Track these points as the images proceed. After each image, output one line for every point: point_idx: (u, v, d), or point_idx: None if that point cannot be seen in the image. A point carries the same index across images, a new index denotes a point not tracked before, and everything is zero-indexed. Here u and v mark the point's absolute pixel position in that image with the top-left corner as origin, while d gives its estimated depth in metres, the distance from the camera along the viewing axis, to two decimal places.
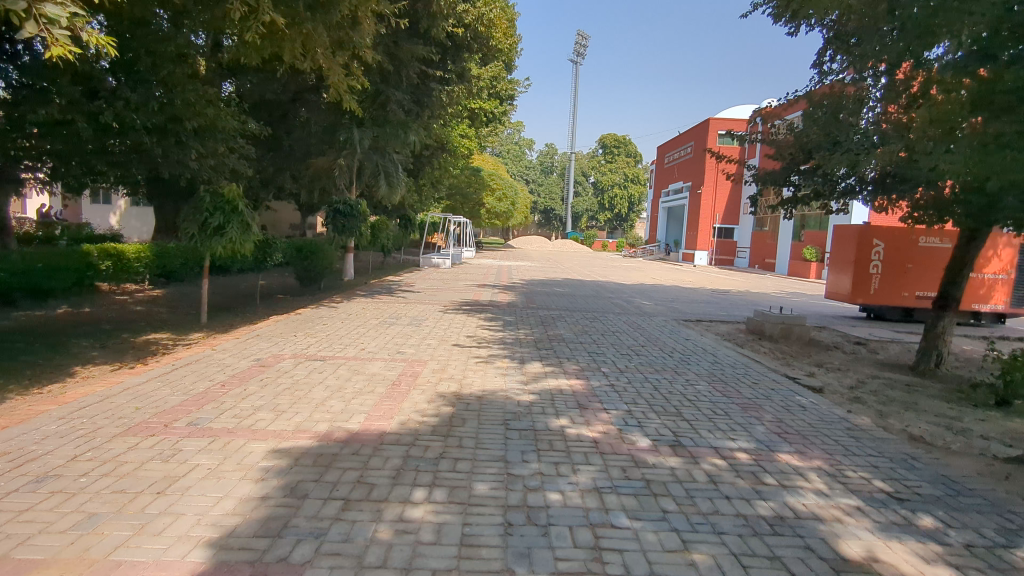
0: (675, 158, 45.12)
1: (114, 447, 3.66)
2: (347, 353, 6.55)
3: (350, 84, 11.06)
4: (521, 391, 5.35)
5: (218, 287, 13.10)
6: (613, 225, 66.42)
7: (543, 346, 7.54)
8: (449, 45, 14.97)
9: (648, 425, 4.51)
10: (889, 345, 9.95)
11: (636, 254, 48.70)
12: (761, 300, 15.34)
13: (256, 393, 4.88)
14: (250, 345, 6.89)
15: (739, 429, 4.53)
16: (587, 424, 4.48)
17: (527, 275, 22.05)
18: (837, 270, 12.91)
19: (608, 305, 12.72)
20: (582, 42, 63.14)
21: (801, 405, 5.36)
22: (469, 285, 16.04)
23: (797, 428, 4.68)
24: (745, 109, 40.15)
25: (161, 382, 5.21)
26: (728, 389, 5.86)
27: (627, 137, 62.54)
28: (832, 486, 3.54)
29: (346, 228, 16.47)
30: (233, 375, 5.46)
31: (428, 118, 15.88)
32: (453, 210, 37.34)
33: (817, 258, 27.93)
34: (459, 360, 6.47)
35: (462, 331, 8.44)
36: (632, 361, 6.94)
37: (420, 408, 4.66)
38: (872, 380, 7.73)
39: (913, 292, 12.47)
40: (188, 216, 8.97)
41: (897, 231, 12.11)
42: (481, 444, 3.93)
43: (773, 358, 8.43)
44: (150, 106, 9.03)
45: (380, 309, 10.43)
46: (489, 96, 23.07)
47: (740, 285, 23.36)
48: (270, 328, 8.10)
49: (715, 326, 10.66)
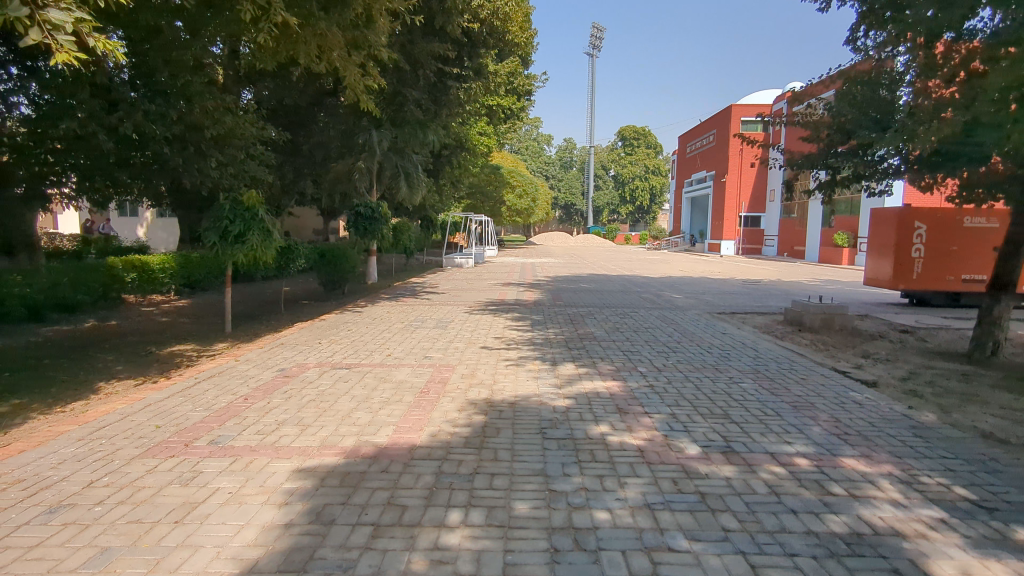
0: (697, 147, 44.41)
1: (132, 470, 3.48)
2: (373, 360, 6.35)
3: (366, 84, 10.88)
4: (555, 395, 5.08)
5: (243, 295, 13.05)
6: (635, 218, 65.74)
7: (575, 346, 7.26)
8: (465, 42, 14.70)
9: (695, 430, 4.20)
10: (939, 333, 9.44)
11: (660, 246, 48.02)
12: (796, 289, 14.82)
13: (280, 407, 4.69)
14: (275, 355, 6.72)
15: (794, 432, 4.19)
16: (630, 430, 4.19)
17: (552, 271, 21.74)
18: (877, 257, 12.39)
19: (637, 300, 12.37)
20: (598, 34, 62.59)
21: (857, 402, 5.00)
22: (494, 285, 15.78)
23: (857, 428, 4.33)
24: (767, 94, 39.30)
25: (183, 398, 5.05)
26: (776, 386, 5.51)
27: (647, 128, 61.78)
28: (909, 495, 3.19)
29: (368, 231, 16.36)
30: (257, 387, 5.29)
31: (447, 117, 15.67)
32: (474, 209, 37.23)
33: (849, 243, 27.14)
34: (488, 364, 6.22)
35: (489, 333, 8.18)
36: (669, 359, 6.62)
37: (451, 418, 4.41)
38: (925, 371, 7.29)
39: (959, 276, 11.89)
40: (208, 224, 8.85)
41: (941, 212, 11.55)
42: (518, 456, 3.67)
43: (816, 351, 8.02)
44: (169, 116, 8.97)
45: (405, 312, 10.24)
46: (506, 92, 22.83)
47: (771, 273, 22.74)
48: (295, 335, 7.95)
49: (750, 318, 10.25)
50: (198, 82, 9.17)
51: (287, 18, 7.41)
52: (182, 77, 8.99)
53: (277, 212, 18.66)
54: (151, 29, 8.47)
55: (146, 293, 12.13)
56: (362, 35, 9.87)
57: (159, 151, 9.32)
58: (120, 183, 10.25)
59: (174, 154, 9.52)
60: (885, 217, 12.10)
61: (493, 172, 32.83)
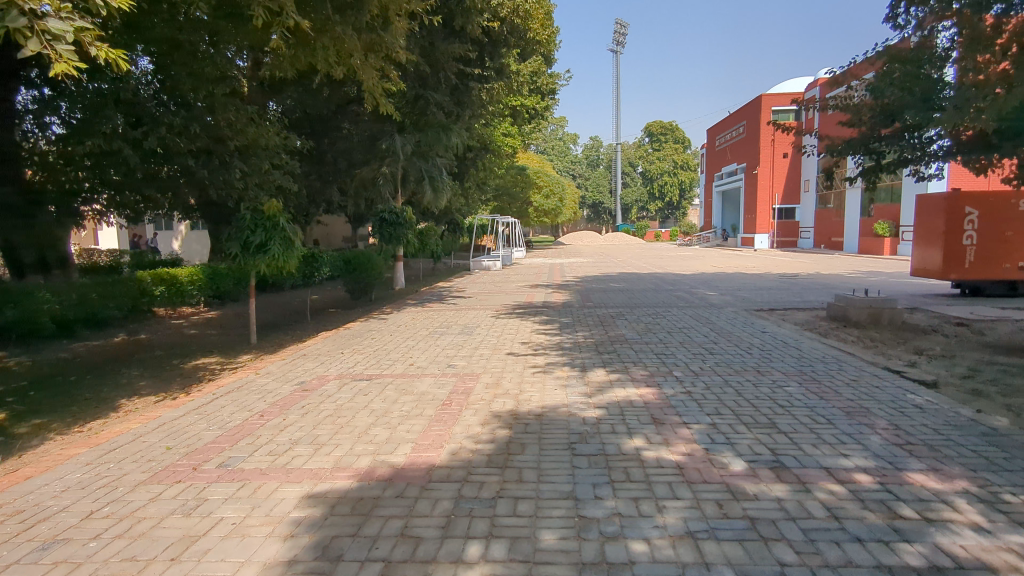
0: (727, 139, 43.39)
1: (135, 499, 3.28)
2: (395, 370, 6.12)
3: (384, 87, 10.67)
4: (585, 404, 4.75)
5: (271, 305, 13.01)
6: (664, 215, 64.71)
7: (605, 350, 6.92)
8: (485, 42, 14.51)
9: (739, 443, 3.84)
10: (997, 326, 8.82)
11: (691, 242, 47.13)
12: (838, 282, 14.17)
13: (296, 423, 4.47)
14: (296, 367, 6.53)
15: (850, 443, 3.80)
16: (667, 445, 3.84)
17: (581, 271, 21.35)
18: (925, 244, 11.73)
19: (670, 299, 11.93)
20: (621, 31, 61.88)
21: (918, 406, 4.57)
22: (522, 287, 15.50)
23: (922, 437, 3.91)
24: (798, 82, 38.21)
25: (198, 415, 4.87)
26: (825, 390, 5.08)
27: (674, 123, 60.84)
28: (993, 517, 2.80)
29: (394, 237, 16.23)
30: (275, 402, 5.08)
31: (470, 119, 15.44)
32: (501, 211, 37.00)
33: (890, 232, 26.12)
34: (514, 371, 5.93)
35: (516, 338, 7.88)
36: (706, 361, 6.22)
37: (474, 433, 4.13)
38: (986, 368, 6.76)
39: (1015, 264, 11.23)
40: (231, 235, 8.75)
41: (992, 196, 10.98)
42: (544, 477, 3.37)
43: (865, 349, 7.52)
44: (192, 129, 8.92)
45: (430, 318, 10.03)
46: (530, 92, 22.57)
47: (809, 267, 21.98)
48: (319, 345, 7.79)
49: (791, 314, 9.75)
50: (220, 93, 9.10)
51: (299, 22, 7.19)
52: (203, 89, 8.92)
53: (304, 221, 18.68)
54: (170, 43, 8.40)
55: (176, 305, 12.14)
56: (379, 36, 9.68)
57: (183, 164, 9.27)
58: (148, 197, 10.27)
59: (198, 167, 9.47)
60: (932, 203, 11.49)
61: (519, 173, 32.56)
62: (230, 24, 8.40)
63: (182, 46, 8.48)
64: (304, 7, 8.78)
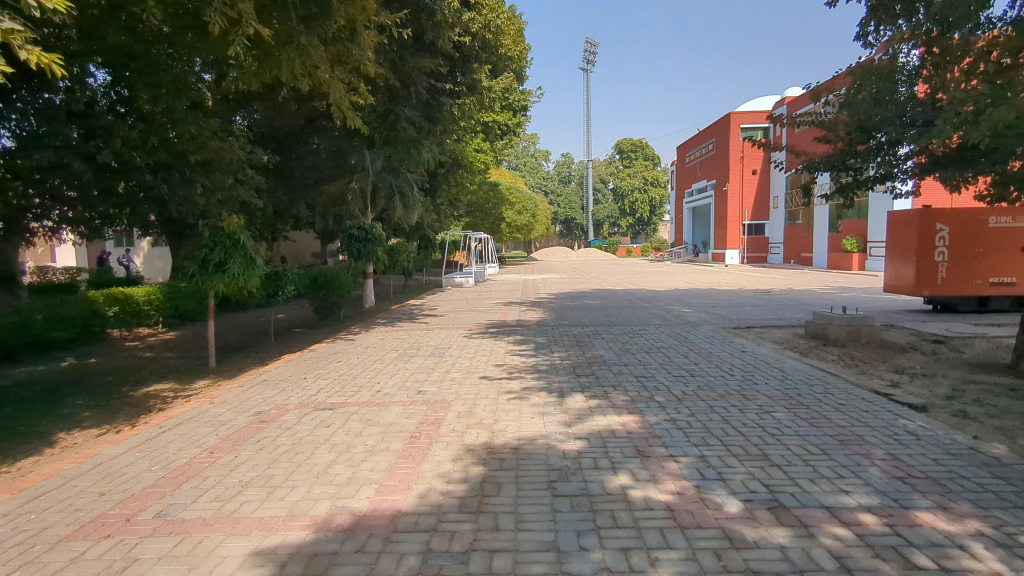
0: (696, 157, 43.99)
1: (53, 559, 2.85)
2: (360, 398, 5.73)
3: (352, 100, 10.34)
4: (564, 435, 4.44)
5: (233, 326, 12.45)
6: (636, 231, 65.21)
7: (583, 372, 6.62)
8: (457, 57, 14.38)
9: (732, 479, 3.56)
10: (973, 343, 8.82)
11: (662, 258, 47.48)
12: (811, 299, 14.17)
13: (249, 461, 4.05)
14: (254, 394, 6.10)
15: (849, 477, 3.57)
16: (655, 482, 3.54)
17: (555, 288, 21.19)
18: (898, 260, 11.80)
19: (646, 316, 11.74)
20: (591, 49, 62.58)
21: (912, 434, 4.39)
22: (496, 304, 15.21)
23: (922, 469, 3.70)
24: (764, 101, 39.03)
25: (141, 451, 4.42)
26: (814, 416, 4.86)
27: (644, 141, 61.65)
28: (1015, 565, 2.57)
29: (363, 254, 15.78)
30: (228, 435, 4.65)
31: (442, 134, 15.19)
32: (473, 227, 36.70)
33: (858, 248, 26.56)
34: (488, 398, 5.59)
35: (490, 360, 7.56)
36: (688, 384, 5.97)
37: (445, 471, 3.78)
38: (968, 388, 6.68)
39: (988, 279, 11.35)
40: (189, 254, 8.28)
41: (963, 214, 11.09)
42: (523, 524, 3.04)
43: (847, 368, 7.38)
44: (150, 142, 8.45)
45: (401, 339, 9.65)
46: (502, 108, 22.46)
47: (780, 283, 22.16)
48: (280, 370, 7.34)
49: (768, 332, 9.62)
50: (181, 106, 8.68)
51: (261, 32, 6.82)
52: (163, 102, 8.50)
53: (269, 237, 18.10)
54: (127, 53, 7.97)
55: (132, 326, 11.50)
56: (346, 48, 9.37)
57: (140, 179, 8.80)
58: (103, 213, 9.73)
59: (157, 182, 8.99)
60: (903, 221, 11.60)
61: (491, 189, 32.39)
62: (191, 34, 8.01)
63: (140, 57, 8.06)
64: (267, 17, 8.44)
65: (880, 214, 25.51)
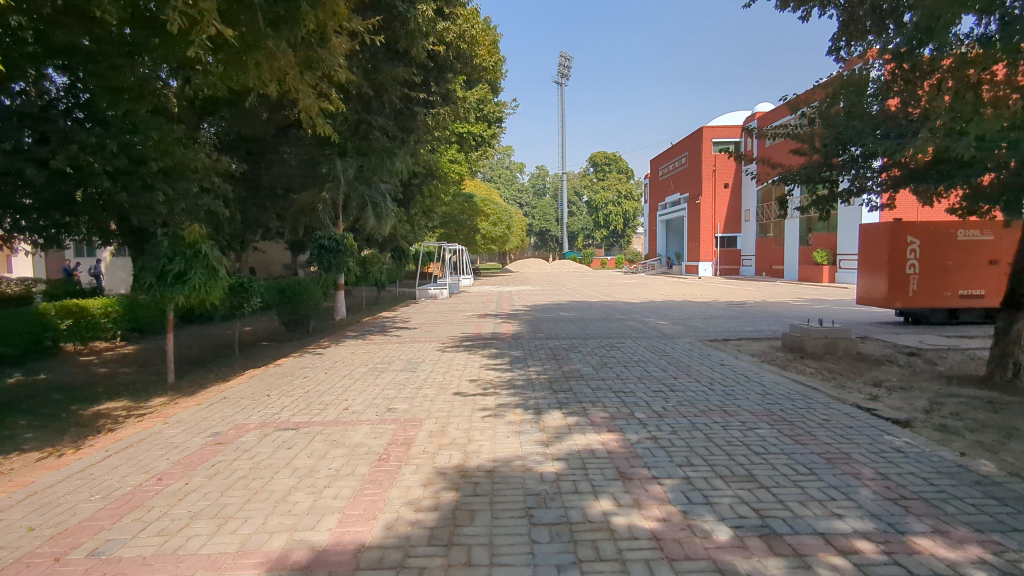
0: (670, 170, 44.45)
1: None
2: (327, 416, 5.43)
3: (322, 106, 10.06)
4: (541, 456, 4.20)
5: (195, 339, 11.95)
6: (610, 243, 65.55)
7: (560, 387, 6.40)
8: (431, 66, 14.22)
9: (720, 504, 3.36)
10: (948, 355, 8.84)
11: (637, 270, 47.78)
12: (785, 311, 14.21)
13: (200, 488, 3.73)
14: (213, 412, 5.73)
15: (841, 500, 3.40)
16: (639, 508, 3.33)
17: (530, 299, 21.03)
18: (870, 272, 11.92)
19: (622, 329, 11.60)
20: (564, 63, 63.10)
21: (900, 451, 4.26)
22: (470, 316, 14.95)
23: (914, 490, 3.56)
24: (735, 116, 39.69)
25: (81, 478, 4.05)
26: (799, 433, 4.71)
27: (618, 154, 62.25)
28: None
29: (333, 265, 15.38)
30: (180, 459, 4.30)
31: (415, 144, 14.95)
32: (448, 238, 36.38)
33: (828, 260, 26.96)
34: (461, 416, 5.32)
35: (463, 374, 7.30)
36: (669, 400, 5.79)
37: (415, 498, 3.51)
38: (946, 401, 6.63)
39: (957, 291, 11.48)
40: (146, 265, 7.87)
41: (934, 227, 11.20)
42: (499, 559, 2.78)
43: (825, 382, 7.30)
44: (109, 148, 8.06)
45: (371, 352, 9.33)
46: (476, 119, 22.33)
47: (754, 294, 22.31)
48: (242, 386, 6.98)
49: (745, 344, 9.54)
50: (145, 111, 8.33)
51: (222, 33, 6.52)
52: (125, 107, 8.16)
53: (238, 247, 17.61)
54: (84, 55, 7.62)
55: (87, 340, 10.94)
56: (316, 53, 9.10)
57: (100, 186, 8.41)
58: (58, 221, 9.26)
59: (117, 189, 8.60)
60: (876, 233, 11.69)
61: (466, 201, 32.21)
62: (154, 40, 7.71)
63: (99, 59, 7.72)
64: (234, 20, 8.13)
65: (849, 228, 25.95)
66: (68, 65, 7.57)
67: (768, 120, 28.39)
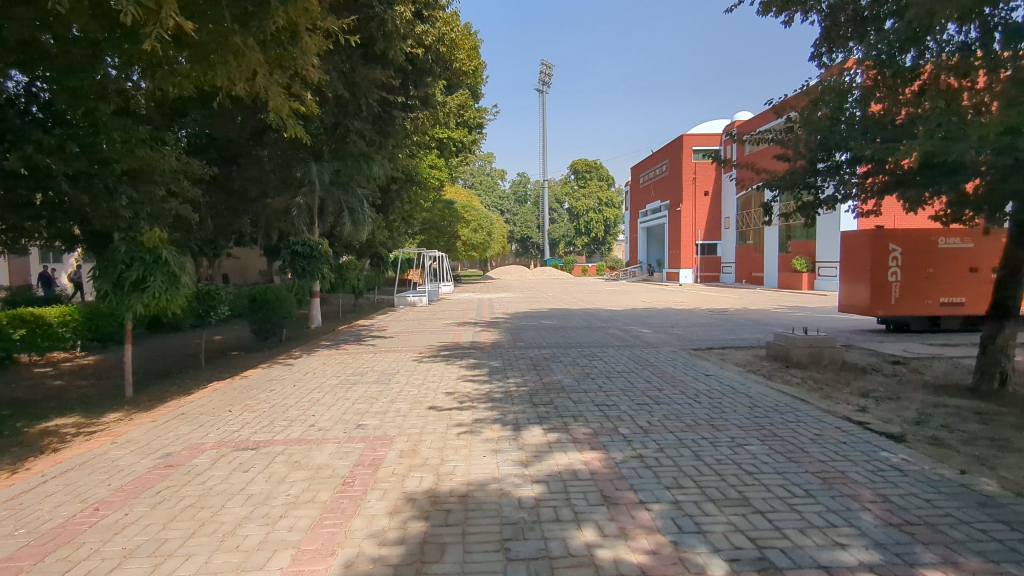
0: (650, 178, 44.64)
1: None
2: (290, 434, 5.06)
3: (293, 107, 9.69)
4: (519, 478, 3.89)
5: (161, 349, 11.44)
6: (591, 250, 65.53)
7: (540, 401, 6.09)
8: (410, 70, 13.96)
9: (713, 533, 3.08)
10: (933, 363, 8.72)
11: (617, 276, 47.80)
12: (767, 319, 14.09)
13: (140, 520, 3.36)
14: (168, 431, 5.34)
15: (842, 526, 3.14)
16: (625, 539, 3.03)
17: (510, 306, 20.78)
18: (852, 280, 11.80)
19: (604, 337, 11.34)
20: (545, 72, 63.22)
21: (898, 470, 4.03)
22: (449, 325, 14.62)
23: (919, 514, 3.31)
24: (714, 124, 39.99)
25: (8, 508, 3.65)
26: (791, 449, 4.46)
27: (598, 162, 62.46)
28: None
29: (307, 271, 14.94)
30: (123, 485, 3.91)
31: (393, 149, 14.58)
32: (427, 244, 35.99)
33: (807, 267, 27.11)
34: (435, 433, 4.99)
35: (440, 386, 6.97)
36: (654, 414, 5.52)
37: (379, 529, 3.18)
38: (935, 412, 6.47)
39: (938, 299, 11.43)
40: (101, 270, 7.42)
41: (914, 235, 11.17)
42: None
43: (812, 393, 7.09)
44: (69, 149, 7.69)
45: (344, 363, 8.96)
46: (457, 125, 22.06)
47: (734, 301, 22.28)
48: (203, 401, 6.57)
49: (730, 353, 9.34)
50: (107, 110, 7.93)
51: (183, 26, 6.16)
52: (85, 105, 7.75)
53: (209, 253, 17.08)
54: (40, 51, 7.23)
55: (45, 351, 10.37)
56: (287, 52, 8.76)
57: (58, 189, 7.98)
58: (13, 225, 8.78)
59: (76, 192, 8.17)
60: (857, 241, 11.61)
61: (447, 207, 31.87)
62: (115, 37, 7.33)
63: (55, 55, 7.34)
64: (200, 16, 7.77)
65: (828, 235, 26.12)
66: (24, 62, 7.18)
67: (757, 124, 28.20)
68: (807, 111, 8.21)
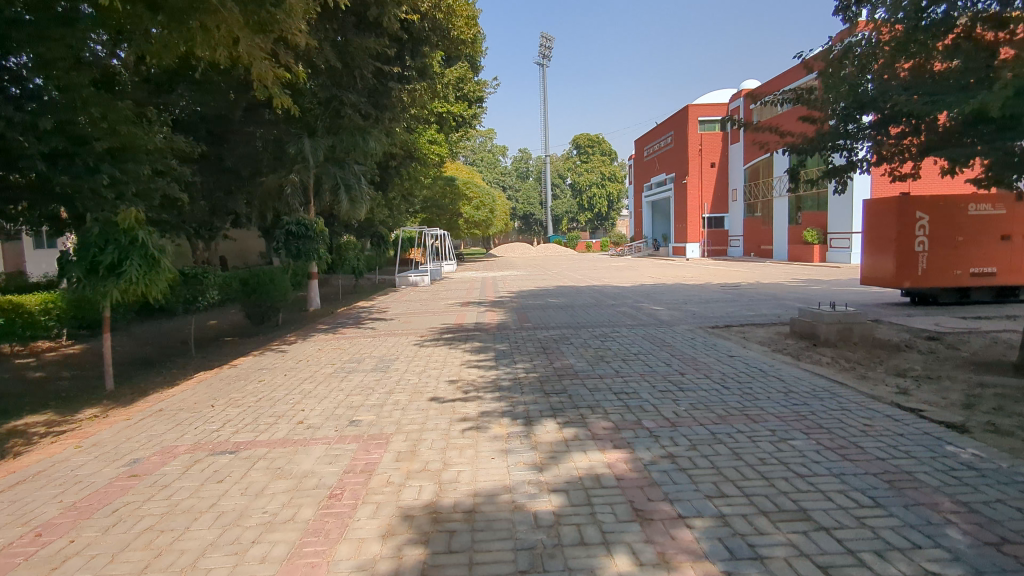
0: (655, 151, 43.68)
1: None
2: (274, 434, 4.52)
3: (278, 75, 8.97)
4: (535, 487, 3.35)
5: (150, 336, 10.94)
6: (594, 226, 64.67)
7: (553, 389, 5.54)
8: (404, 38, 13.12)
9: (772, 559, 2.53)
10: (970, 338, 8.13)
11: (622, 252, 47.13)
12: (783, 293, 13.47)
13: (86, 550, 2.83)
14: (141, 431, 4.81)
15: (928, 549, 2.59)
16: (667, 569, 2.49)
17: (515, 285, 20.22)
18: (876, 252, 11.21)
19: (615, 316, 10.76)
20: (546, 44, 61.73)
21: (974, 469, 3.46)
22: (452, 305, 14.07)
23: (1018, 528, 2.75)
24: (720, 94, 39.00)
25: None
26: (843, 444, 3.89)
27: (601, 136, 61.38)
28: None
29: (302, 252, 14.35)
30: (78, 502, 3.39)
31: (390, 123, 13.82)
32: (429, 223, 35.31)
33: (819, 239, 26.41)
34: (436, 430, 4.45)
35: (442, 373, 6.43)
36: (680, 403, 4.96)
37: (367, 560, 2.63)
38: (985, 392, 5.90)
39: (967, 270, 10.77)
40: (73, 255, 6.85)
41: (943, 202, 10.53)
42: None
43: (845, 374, 6.54)
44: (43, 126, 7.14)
45: (342, 348, 8.43)
46: (456, 99, 21.25)
47: (746, 275, 21.61)
48: (185, 394, 6.04)
49: (751, 332, 8.76)
50: (83, 83, 7.34)
51: None
52: (56, 78, 7.12)
53: (204, 235, 16.50)
54: (7, 19, 6.60)
55: (27, 340, 9.87)
56: (270, 15, 8.01)
57: (33, 168, 7.40)
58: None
59: (54, 172, 7.59)
60: (882, 210, 11.00)
61: (448, 184, 31.10)
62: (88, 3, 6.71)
63: (26, 25, 6.76)
64: None
65: (840, 205, 25.36)
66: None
67: (780, 86, 26.85)
68: (832, 69, 7.57)
